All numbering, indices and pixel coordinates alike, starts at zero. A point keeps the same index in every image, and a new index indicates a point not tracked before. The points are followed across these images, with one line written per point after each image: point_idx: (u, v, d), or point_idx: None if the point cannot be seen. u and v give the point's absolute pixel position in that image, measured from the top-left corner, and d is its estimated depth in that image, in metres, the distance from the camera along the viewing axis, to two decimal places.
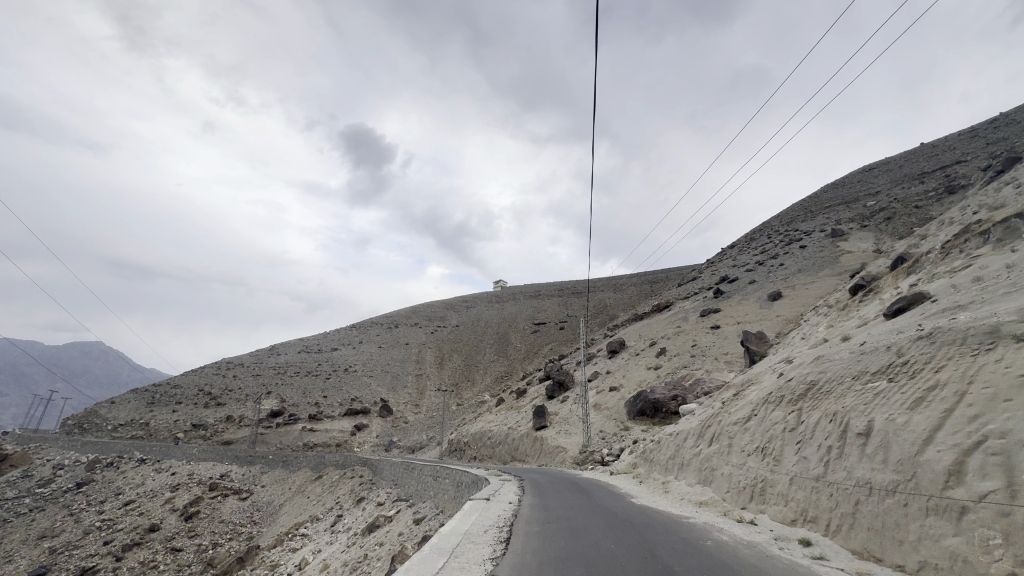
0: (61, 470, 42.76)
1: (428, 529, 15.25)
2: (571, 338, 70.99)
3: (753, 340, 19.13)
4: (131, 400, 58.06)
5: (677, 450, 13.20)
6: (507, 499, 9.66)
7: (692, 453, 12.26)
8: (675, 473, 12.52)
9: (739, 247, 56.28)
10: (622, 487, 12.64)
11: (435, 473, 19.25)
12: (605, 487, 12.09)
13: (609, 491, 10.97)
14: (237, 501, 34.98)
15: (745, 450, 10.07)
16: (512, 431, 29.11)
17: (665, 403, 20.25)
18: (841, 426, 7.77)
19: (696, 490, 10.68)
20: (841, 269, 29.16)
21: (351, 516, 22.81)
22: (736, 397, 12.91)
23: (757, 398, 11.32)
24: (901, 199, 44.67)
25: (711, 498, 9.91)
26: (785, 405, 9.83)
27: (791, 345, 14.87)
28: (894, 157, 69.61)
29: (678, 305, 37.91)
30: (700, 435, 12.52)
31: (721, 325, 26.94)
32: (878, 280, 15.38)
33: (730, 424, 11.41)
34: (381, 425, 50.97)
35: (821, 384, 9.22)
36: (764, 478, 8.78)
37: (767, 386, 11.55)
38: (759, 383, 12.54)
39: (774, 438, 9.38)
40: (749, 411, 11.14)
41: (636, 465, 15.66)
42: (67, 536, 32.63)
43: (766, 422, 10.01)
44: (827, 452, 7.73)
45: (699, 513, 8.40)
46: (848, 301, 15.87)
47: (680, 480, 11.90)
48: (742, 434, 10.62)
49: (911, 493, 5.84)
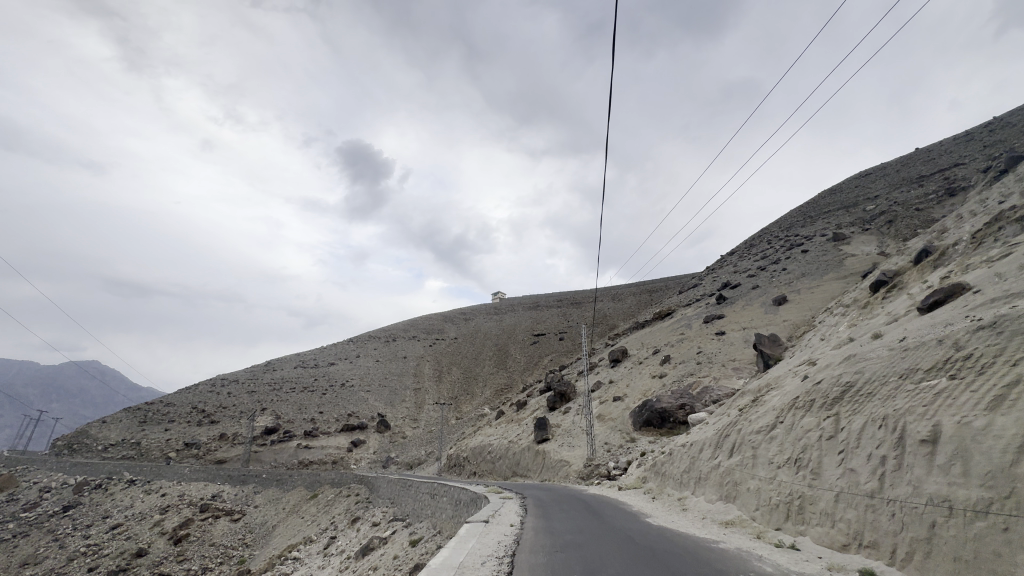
0: (47, 493, 41.41)
1: (425, 551, 14.29)
2: (571, 349, 70.04)
3: (766, 343, 18.38)
4: (122, 419, 56.75)
5: (692, 463, 12.34)
6: (507, 521, 8.76)
7: (709, 465, 11.45)
8: (691, 488, 11.67)
9: (739, 254, 55.88)
10: (633, 504, 11.75)
11: (433, 490, 18.30)
12: (614, 504, 11.19)
13: (621, 510, 10.07)
14: (229, 522, 33.71)
15: (773, 462, 9.28)
16: (513, 445, 28.09)
17: (673, 412, 19.37)
18: (895, 433, 7.04)
19: (718, 507, 9.82)
20: (847, 272, 28.60)
21: (344, 538, 21.75)
22: (754, 403, 12.17)
23: (781, 403, 10.57)
24: (901, 202, 44.44)
25: (736, 516, 9.07)
26: (817, 411, 9.10)
27: (808, 348, 14.18)
28: (890, 162, 69.79)
29: (681, 312, 37.14)
30: (718, 446, 11.71)
31: (727, 330, 26.21)
32: (901, 275, 14.68)
33: (752, 433, 10.63)
34: (378, 440, 49.78)
35: (861, 386, 8.52)
36: (802, 495, 7.99)
37: (790, 390, 10.83)
38: (780, 387, 11.79)
39: (808, 448, 8.61)
40: (772, 418, 10.38)
41: (646, 479, 14.79)
42: (51, 563, 31.32)
43: (797, 430, 9.26)
44: (880, 464, 6.98)
45: (730, 536, 7.57)
46: (866, 299, 15.22)
47: (698, 496, 11.05)
48: (767, 444, 9.84)
49: (1012, 515, 5.02)
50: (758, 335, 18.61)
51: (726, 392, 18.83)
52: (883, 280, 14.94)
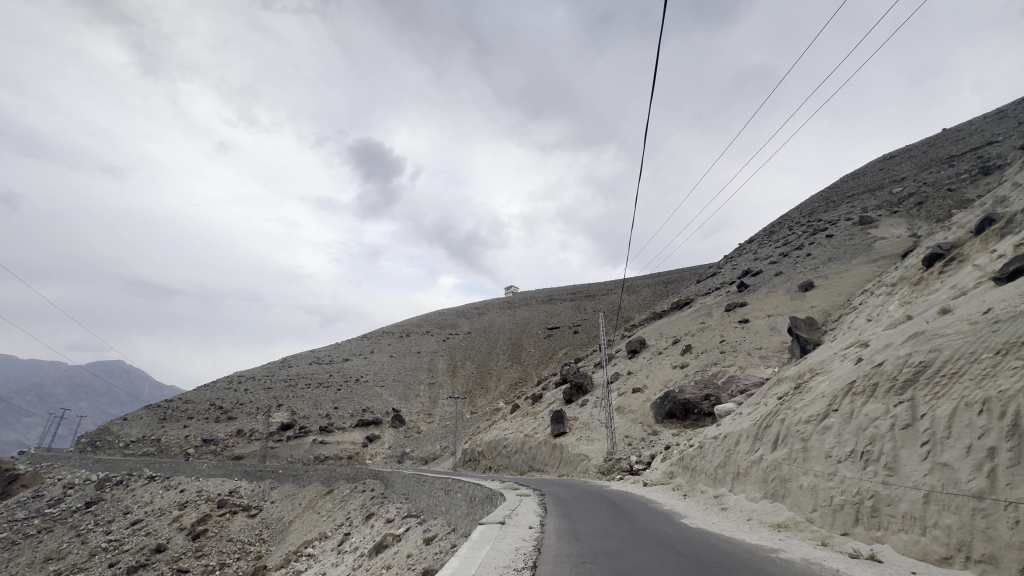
0: (70, 489, 42.02)
1: (438, 551, 13.64)
2: (586, 342, 69.06)
3: (802, 327, 17.33)
4: (142, 416, 57.59)
5: (728, 456, 11.46)
6: (525, 523, 8.03)
7: (748, 460, 10.59)
8: (728, 484, 10.84)
9: (759, 241, 54.20)
10: (664, 502, 10.92)
11: (447, 486, 17.68)
12: (643, 503, 10.37)
13: (653, 510, 9.27)
14: (246, 518, 33.77)
15: (832, 456, 8.35)
16: (529, 440, 27.39)
17: (697, 403, 18.46)
18: (1005, 420, 6.03)
19: (765, 508, 8.96)
20: (878, 255, 27.22)
21: (358, 535, 21.34)
22: (795, 391, 11.27)
23: (832, 389, 9.63)
24: (930, 184, 42.52)
25: (789, 519, 8.20)
26: (884, 395, 8.14)
27: (851, 332, 13.17)
28: (915, 145, 67.11)
29: (701, 301, 35.97)
30: (758, 438, 10.81)
31: (750, 318, 25.07)
32: (958, 249, 13.46)
33: (800, 423, 9.70)
34: (393, 435, 49.61)
35: (942, 366, 7.51)
36: (877, 494, 7.05)
37: (842, 374, 9.87)
38: (827, 371, 10.83)
39: (877, 439, 7.68)
40: (824, 405, 9.45)
41: (673, 474, 13.96)
42: (73, 558, 31.71)
43: (859, 418, 8.31)
44: (986, 458, 5.98)
45: (792, 544, 6.70)
46: (916, 277, 14.10)
47: (738, 494, 10.21)
48: (820, 435, 8.91)
49: None
50: (793, 318, 17.57)
51: (754, 382, 17.83)
52: (938, 254, 13.73)
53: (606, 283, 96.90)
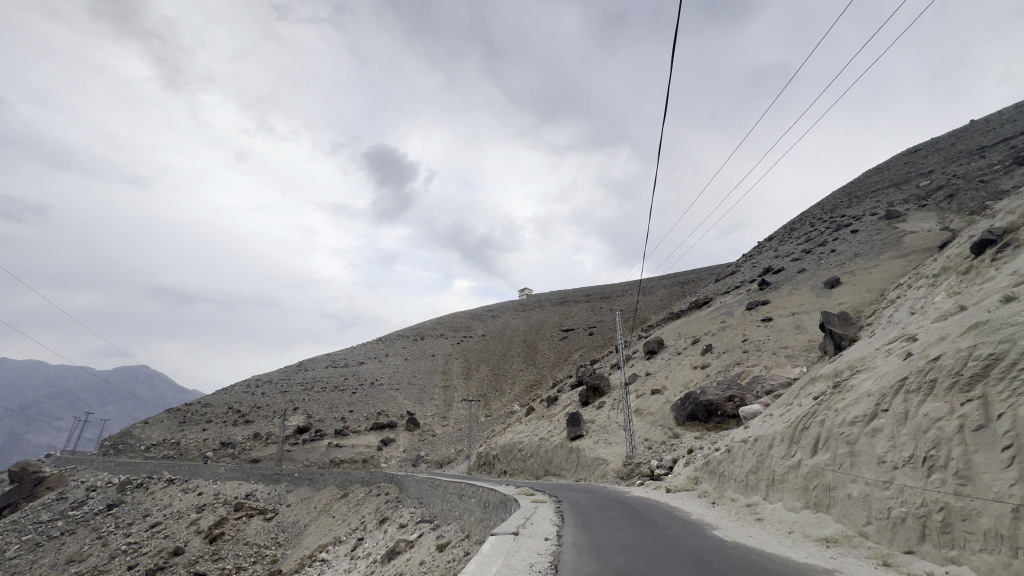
0: (93, 492, 42.69)
1: (450, 558, 13.17)
2: (601, 344, 68.09)
3: (835, 322, 16.45)
4: (163, 419, 58.42)
5: (761, 461, 10.81)
6: (542, 534, 7.46)
7: (785, 466, 9.91)
8: (762, 492, 10.18)
9: (779, 238, 52.81)
10: (692, 510, 10.24)
11: (461, 491, 17.20)
12: (670, 512, 9.71)
13: (680, 520, 8.62)
14: (262, 521, 33.80)
15: (886, 462, 7.59)
16: (544, 443, 26.77)
17: (721, 405, 17.71)
18: None
19: (810, 519, 8.24)
20: (909, 249, 26.03)
21: (372, 540, 21.01)
22: (833, 389, 10.57)
23: (881, 387, 8.88)
24: (960, 176, 40.78)
25: (839, 533, 7.44)
26: (948, 394, 7.33)
27: (891, 327, 12.35)
28: (942, 137, 64.81)
29: (720, 300, 34.94)
30: (795, 441, 10.12)
31: (774, 317, 24.10)
32: (1010, 234, 12.45)
33: (844, 425, 8.97)
34: (408, 438, 49.43)
35: (1017, 358, 6.64)
36: (948, 506, 6.18)
37: (890, 371, 9.08)
38: (871, 368, 10.03)
39: (943, 444, 6.85)
40: (872, 405, 8.69)
41: (699, 480, 13.26)
42: (94, 560, 32.06)
43: (917, 420, 7.52)
44: None
45: (847, 565, 5.94)
46: (962, 269, 13.12)
47: (775, 502, 9.53)
48: (871, 439, 8.15)
49: None
50: (825, 314, 16.70)
51: (781, 382, 17.03)
52: (988, 240, 12.71)
53: (621, 284, 95.66)
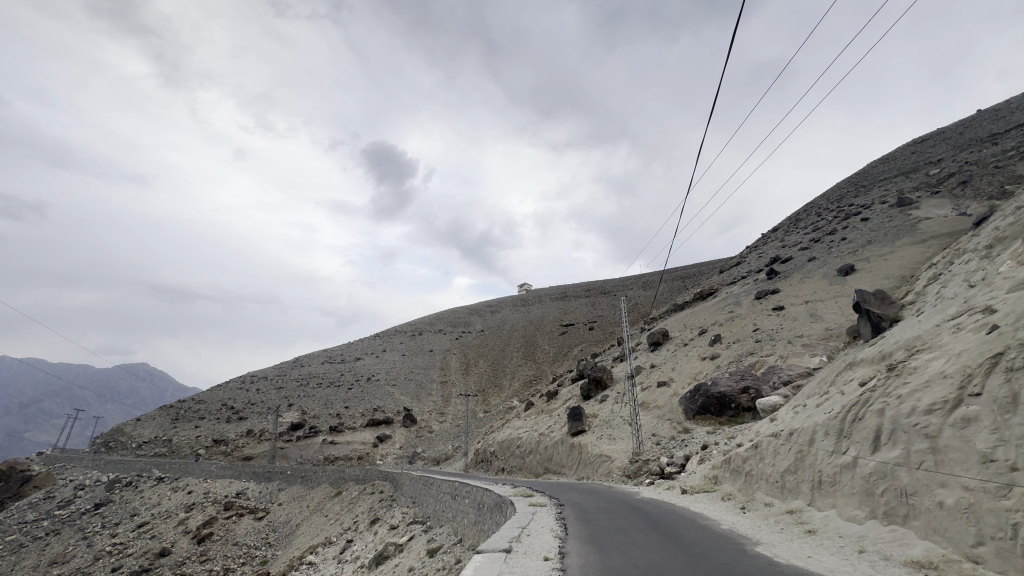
0: (81, 490, 41.55)
1: (441, 565, 11.97)
2: (601, 338, 66.93)
3: (871, 304, 15.17)
4: (155, 416, 57.21)
5: (802, 459, 9.70)
6: (544, 552, 6.17)
7: (835, 466, 8.73)
8: (806, 496, 9.01)
9: (784, 229, 51.65)
10: (722, 518, 9.03)
11: (455, 490, 15.99)
12: (698, 521, 8.44)
13: (710, 534, 7.34)
14: (253, 521, 32.64)
15: (994, 460, 6.19)
16: (544, 439, 25.58)
17: (735, 397, 16.55)
18: None
19: (884, 534, 6.91)
20: (927, 235, 24.85)
21: (361, 543, 19.83)
22: (889, 372, 9.45)
23: (962, 368, 7.66)
24: (973, 163, 39.50)
25: (934, 554, 6.05)
26: None
27: (944, 304, 11.18)
28: (949, 126, 63.38)
29: (727, 291, 33.68)
30: (845, 435, 9.01)
31: (786, 305, 22.93)
32: None
33: (917, 414, 7.74)
34: (404, 435, 48.37)
35: None
36: None
37: (972, 350, 7.85)
38: (939, 348, 8.82)
39: None
40: (953, 389, 7.45)
41: (721, 480, 12.08)
42: (78, 562, 30.90)
43: None
44: None
45: None
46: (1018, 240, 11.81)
47: (827, 510, 8.32)
48: (964, 431, 6.81)
49: None
50: (860, 292, 15.46)
51: (800, 373, 15.88)
52: None
53: (621, 279, 94.45)
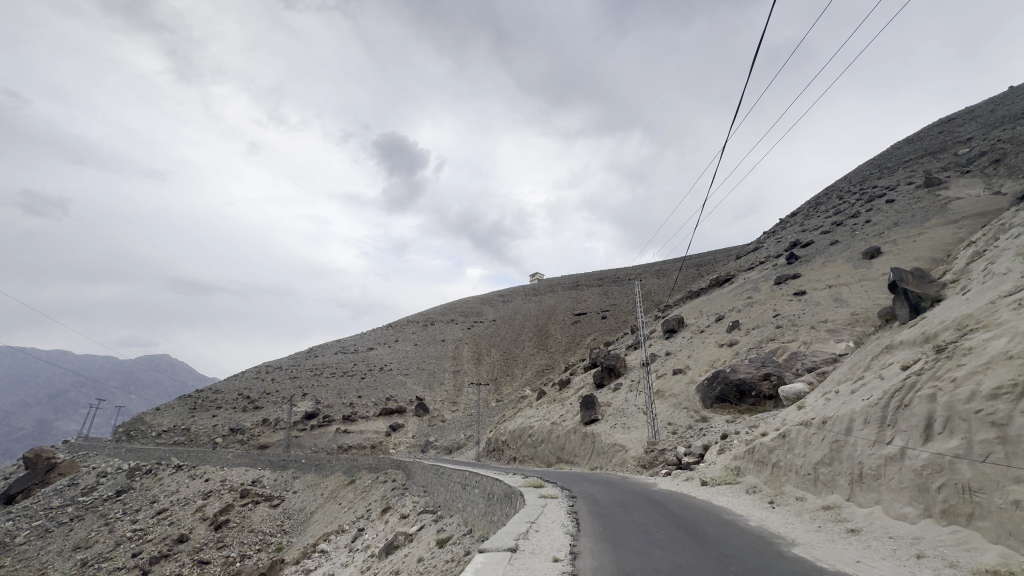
0: (104, 477, 42.52)
1: (450, 557, 11.65)
2: (614, 327, 66.20)
3: (908, 285, 14.28)
4: (174, 405, 58.25)
5: (839, 450, 9.11)
6: (552, 552, 5.69)
7: (879, 458, 8.09)
8: (844, 491, 8.42)
9: (803, 213, 50.13)
10: (751, 514, 8.46)
11: (465, 480, 15.69)
12: (725, 518, 7.86)
13: (737, 533, 6.78)
14: (268, 508, 32.95)
15: None
16: (556, 428, 25.18)
17: (755, 385, 15.93)
18: None
19: (942, 535, 6.21)
20: (959, 215, 23.67)
21: (373, 531, 19.72)
22: (938, 354, 8.75)
23: None
24: (1005, 141, 37.66)
25: (1006, 559, 5.30)
26: None
27: (994, 282, 10.37)
28: (978, 104, 60.67)
29: (744, 277, 32.74)
30: (889, 423, 8.40)
31: (808, 290, 22.04)
32: None
33: (976, 400, 7.04)
34: (417, 424, 48.50)
35: None
36: None
37: None
38: (998, 328, 8.08)
39: None
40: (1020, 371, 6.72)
41: (745, 472, 11.54)
42: (100, 547, 31.58)
43: None
44: None
45: None
46: None
47: (870, 506, 7.67)
48: None
49: None
50: (897, 271, 14.62)
51: (826, 359, 15.16)
52: None
53: (634, 267, 93.23)
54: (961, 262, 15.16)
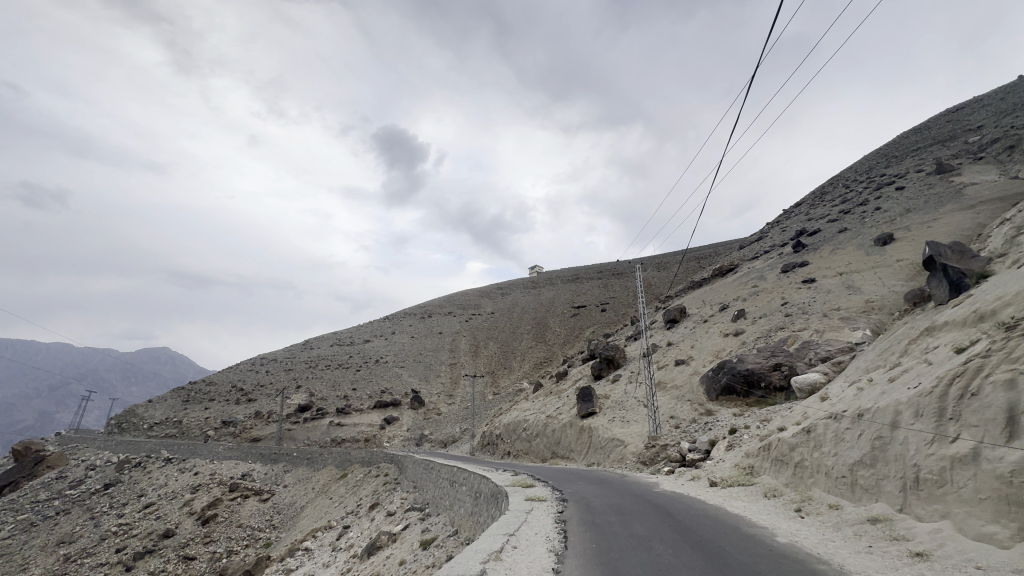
0: (92, 471, 41.63)
1: (432, 560, 10.73)
2: (614, 320, 65.09)
3: (946, 262, 13.34)
4: (166, 398, 57.30)
5: (887, 448, 8.12)
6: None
7: (942, 460, 7.07)
8: (896, 501, 7.41)
9: (808, 203, 48.93)
10: (783, 526, 7.45)
11: (453, 477, 14.70)
12: (749, 534, 6.80)
13: (767, 557, 5.73)
14: (258, 502, 32.05)
15: None
16: (551, 422, 24.24)
17: (764, 375, 14.92)
18: None
19: None
20: (976, 200, 22.63)
21: (358, 529, 18.82)
22: (1007, 333, 7.68)
23: None
24: (1019, 127, 36.44)
25: None
26: None
27: None
28: (987, 93, 59.18)
29: (748, 266, 31.70)
30: (950, 416, 7.41)
31: (818, 277, 21.07)
32: None
33: None
34: (411, 417, 47.79)
35: None
36: None
37: None
38: None
39: None
40: None
41: (760, 473, 10.58)
42: (83, 542, 30.69)
43: None
44: None
45: None
46: None
47: (935, 522, 6.62)
48: None
49: None
50: (935, 246, 13.73)
51: (841, 348, 14.23)
52: None
53: (635, 260, 91.77)
54: (998, 241, 14.12)
